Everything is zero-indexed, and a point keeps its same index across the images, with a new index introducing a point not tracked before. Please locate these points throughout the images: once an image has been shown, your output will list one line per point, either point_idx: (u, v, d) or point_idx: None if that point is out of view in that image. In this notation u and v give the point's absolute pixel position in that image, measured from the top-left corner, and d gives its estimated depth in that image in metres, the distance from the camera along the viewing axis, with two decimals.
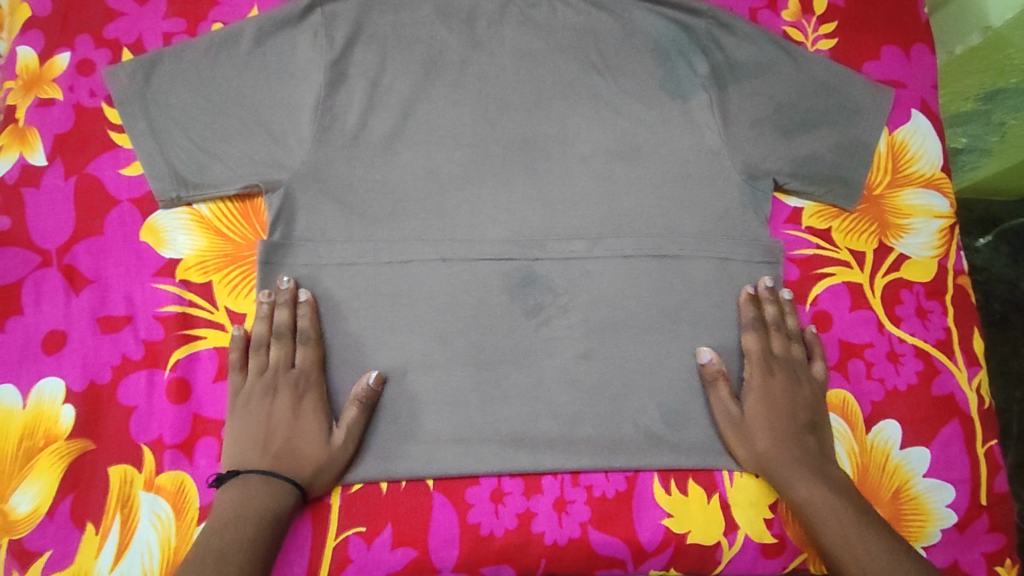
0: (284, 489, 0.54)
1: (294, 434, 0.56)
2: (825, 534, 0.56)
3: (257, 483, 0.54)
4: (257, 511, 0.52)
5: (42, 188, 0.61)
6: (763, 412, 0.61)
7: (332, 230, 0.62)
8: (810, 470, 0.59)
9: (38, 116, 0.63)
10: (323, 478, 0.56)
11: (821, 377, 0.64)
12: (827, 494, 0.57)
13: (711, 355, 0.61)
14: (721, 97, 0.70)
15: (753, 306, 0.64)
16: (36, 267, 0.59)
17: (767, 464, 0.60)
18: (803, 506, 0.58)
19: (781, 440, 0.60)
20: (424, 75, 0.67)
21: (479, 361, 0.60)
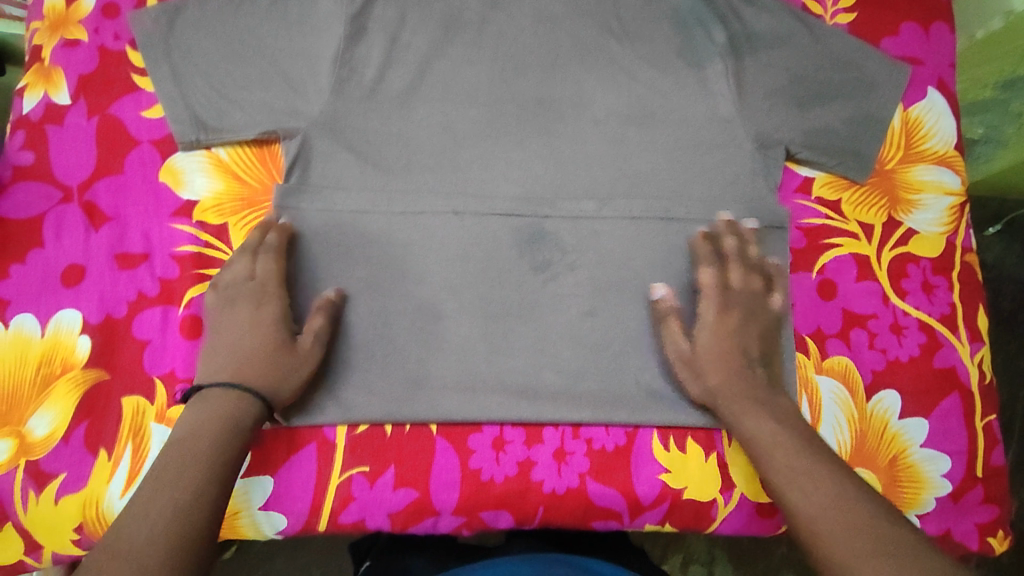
0: (249, 396, 0.52)
1: (259, 341, 0.55)
2: (772, 472, 0.53)
3: (218, 399, 0.51)
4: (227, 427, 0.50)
5: (66, 126, 0.62)
6: (721, 348, 0.59)
7: (346, 179, 0.63)
8: (761, 405, 0.56)
9: (63, 56, 0.64)
10: (290, 380, 0.55)
11: (777, 311, 0.63)
12: (777, 430, 0.55)
13: (665, 287, 0.62)
14: (737, 66, 0.70)
15: (706, 244, 0.63)
16: (57, 202, 0.61)
17: (715, 398, 0.58)
18: (752, 442, 0.55)
19: (735, 375, 0.58)
20: (442, 33, 0.68)
21: (487, 314, 0.61)
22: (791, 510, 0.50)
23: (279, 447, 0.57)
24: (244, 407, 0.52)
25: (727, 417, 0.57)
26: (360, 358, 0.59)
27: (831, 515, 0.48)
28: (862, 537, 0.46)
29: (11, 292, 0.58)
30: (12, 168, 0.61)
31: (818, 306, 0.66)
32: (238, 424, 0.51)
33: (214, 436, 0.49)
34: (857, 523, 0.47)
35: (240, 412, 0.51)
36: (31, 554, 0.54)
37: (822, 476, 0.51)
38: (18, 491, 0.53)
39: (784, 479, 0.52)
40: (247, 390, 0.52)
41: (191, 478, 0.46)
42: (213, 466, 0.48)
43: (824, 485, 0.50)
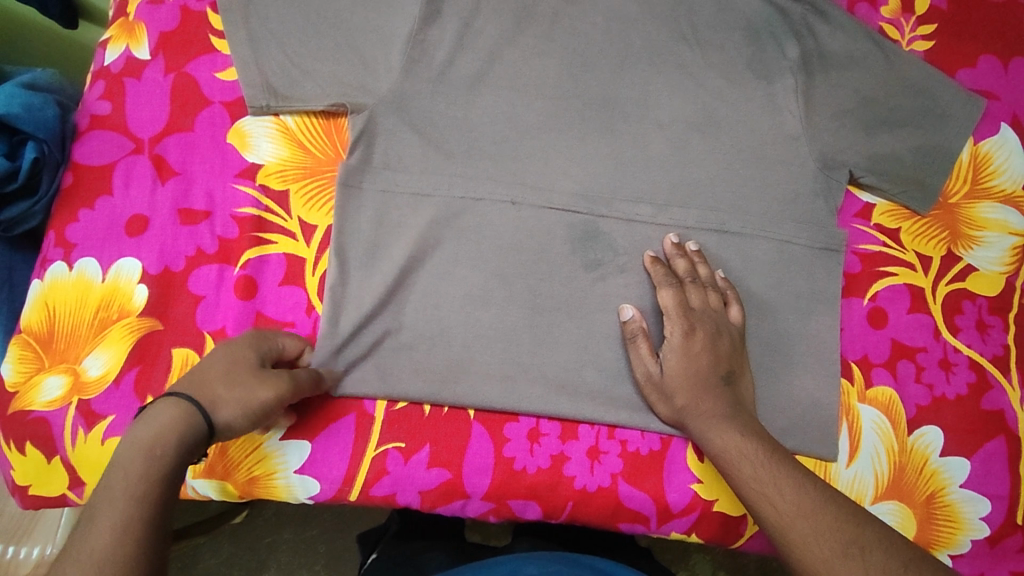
0: (180, 409, 0.44)
1: (217, 360, 0.48)
2: (744, 483, 0.52)
3: (150, 414, 0.44)
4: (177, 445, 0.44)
5: (143, 80, 0.64)
6: (687, 368, 0.58)
7: (408, 160, 0.64)
8: (724, 419, 0.55)
9: (146, 13, 0.65)
10: (234, 399, 0.47)
11: (738, 328, 0.61)
12: (740, 440, 0.54)
13: (631, 309, 0.60)
14: (807, 84, 0.69)
15: (658, 267, 0.62)
16: (128, 153, 0.62)
17: (685, 418, 0.57)
18: (721, 456, 0.54)
19: (702, 396, 0.57)
20: (515, 23, 0.68)
21: (534, 306, 0.62)
22: (762, 511, 0.51)
23: (318, 415, 0.58)
24: (171, 422, 0.44)
25: (696, 435, 0.56)
26: (407, 336, 0.60)
27: (803, 523, 0.48)
28: (830, 543, 0.47)
29: (77, 237, 0.60)
30: (88, 116, 0.63)
31: (866, 333, 0.65)
32: (160, 446, 0.43)
33: (135, 470, 0.42)
34: (829, 526, 0.48)
35: (170, 426, 0.44)
36: (73, 490, 0.56)
37: (793, 478, 0.51)
38: (69, 427, 0.55)
39: (754, 488, 0.52)
40: (181, 401, 0.45)
41: (106, 530, 0.40)
42: (139, 504, 0.41)
43: (795, 491, 0.50)
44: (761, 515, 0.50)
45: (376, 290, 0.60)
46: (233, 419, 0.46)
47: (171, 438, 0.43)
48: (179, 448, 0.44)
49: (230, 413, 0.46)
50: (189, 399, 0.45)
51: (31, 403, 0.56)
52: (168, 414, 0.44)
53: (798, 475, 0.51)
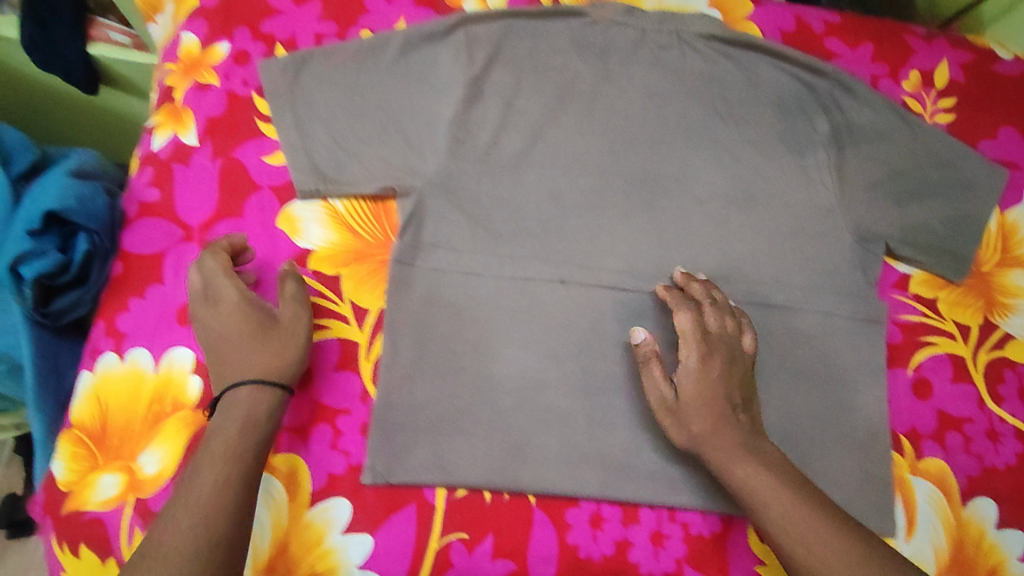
0: (253, 392, 0.52)
1: (261, 313, 0.56)
2: (775, 521, 0.52)
3: (218, 439, 0.49)
4: (261, 418, 0.51)
5: (191, 166, 0.64)
6: (704, 393, 0.57)
7: (457, 241, 0.65)
8: (748, 454, 0.55)
9: (194, 98, 0.66)
10: (290, 359, 0.55)
11: (750, 347, 0.61)
12: (759, 473, 0.54)
13: (643, 334, 0.60)
14: (840, 158, 0.72)
15: (673, 292, 0.63)
16: (178, 241, 0.62)
17: (701, 445, 0.57)
18: (739, 488, 0.54)
19: (720, 424, 0.56)
20: (556, 101, 0.70)
21: (587, 387, 0.63)
22: (792, 555, 0.51)
23: (378, 506, 0.57)
24: (251, 444, 0.50)
25: (718, 464, 0.56)
26: (465, 421, 0.60)
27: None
28: None
29: (128, 326, 0.60)
30: (137, 203, 0.63)
31: (913, 405, 0.66)
32: (256, 418, 0.51)
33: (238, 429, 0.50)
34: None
35: (263, 410, 0.52)
36: None
37: (832, 522, 0.52)
38: (125, 528, 0.54)
39: (786, 527, 0.51)
40: (249, 381, 0.52)
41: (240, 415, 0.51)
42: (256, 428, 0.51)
43: (836, 537, 0.50)
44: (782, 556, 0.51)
45: (434, 376, 0.61)
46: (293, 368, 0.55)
47: (229, 520, 0.46)
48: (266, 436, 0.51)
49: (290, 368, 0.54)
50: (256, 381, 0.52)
51: (86, 503, 0.54)
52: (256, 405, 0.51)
53: (837, 519, 0.52)
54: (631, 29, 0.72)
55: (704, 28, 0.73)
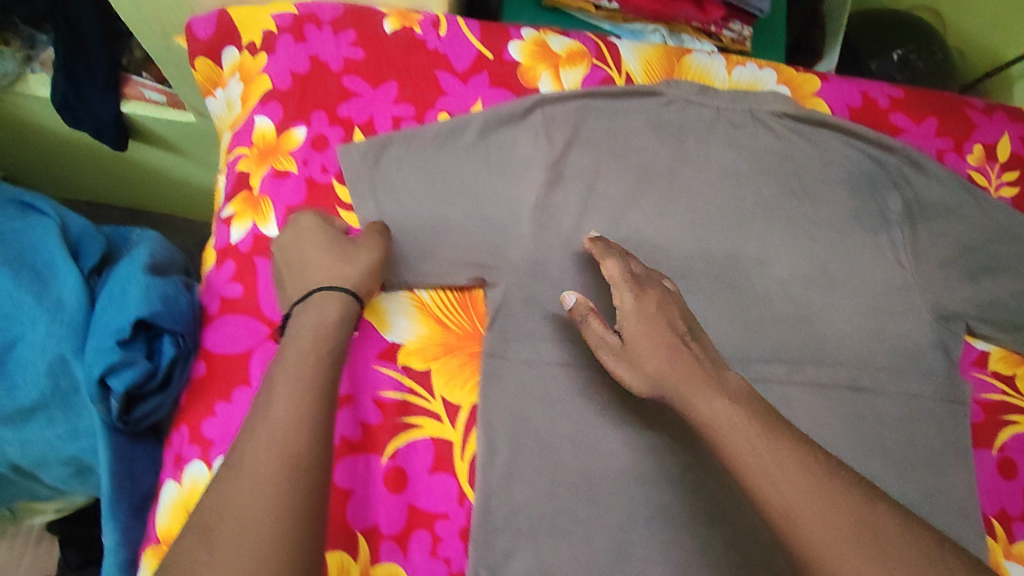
0: (327, 297, 0.54)
1: (331, 236, 0.58)
2: (736, 460, 0.46)
3: (293, 348, 0.50)
4: (329, 317, 0.53)
5: (273, 259, 0.62)
6: (647, 330, 0.55)
7: (546, 331, 0.64)
8: (709, 386, 0.50)
9: (272, 187, 0.64)
10: (361, 270, 0.56)
11: (658, 292, 0.58)
12: (722, 406, 0.49)
13: (572, 297, 0.59)
14: (912, 235, 0.73)
15: (598, 243, 0.63)
16: (264, 338, 0.60)
17: (660, 384, 0.53)
18: (704, 423, 0.49)
19: (670, 356, 0.53)
20: (636, 183, 0.70)
21: (683, 478, 0.62)
22: (762, 490, 0.44)
23: None
24: (323, 348, 0.51)
25: (676, 402, 0.51)
26: (565, 521, 0.59)
27: (797, 506, 0.43)
28: (847, 538, 0.42)
29: (214, 432, 0.57)
30: (219, 299, 0.61)
31: (1000, 486, 0.67)
32: (324, 326, 0.52)
33: (305, 363, 0.49)
34: (811, 511, 0.42)
35: (332, 317, 0.53)
36: None
37: (767, 449, 0.45)
38: None
39: (750, 463, 0.45)
40: (320, 288, 0.54)
41: (306, 342, 0.51)
42: (324, 352, 0.51)
43: (790, 470, 0.44)
44: (759, 501, 0.44)
45: (532, 475, 0.60)
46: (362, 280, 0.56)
47: (307, 441, 0.46)
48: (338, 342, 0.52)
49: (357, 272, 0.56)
50: (331, 291, 0.54)
51: None
52: (326, 304, 0.53)
53: (768, 446, 0.45)
54: (707, 109, 0.72)
55: (778, 106, 0.73)
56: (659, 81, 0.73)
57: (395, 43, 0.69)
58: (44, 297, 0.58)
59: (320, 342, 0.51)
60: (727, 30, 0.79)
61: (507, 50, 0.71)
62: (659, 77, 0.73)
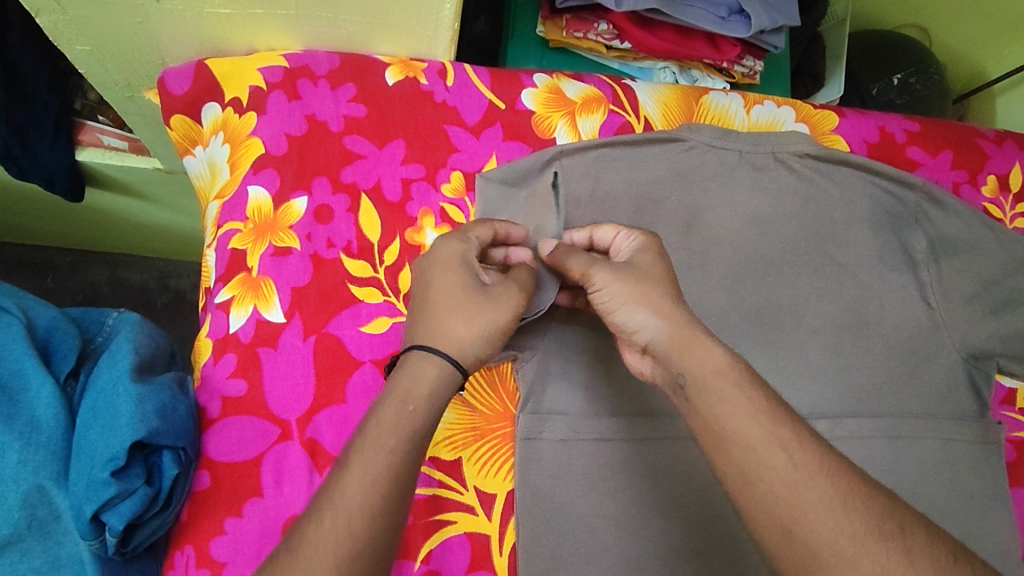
0: (432, 364, 0.48)
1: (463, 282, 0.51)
2: (730, 422, 0.42)
3: (373, 422, 0.45)
4: (424, 385, 0.47)
5: (280, 348, 0.56)
6: (658, 270, 0.50)
7: (579, 404, 0.60)
8: (717, 340, 0.46)
9: (272, 266, 0.58)
10: (476, 333, 0.49)
11: (653, 241, 0.53)
12: (733, 362, 0.44)
13: (549, 242, 0.56)
14: (938, 272, 0.71)
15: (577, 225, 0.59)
16: (275, 440, 0.54)
17: (666, 325, 0.46)
18: (704, 377, 0.44)
19: (677, 301, 0.48)
20: (662, 235, 0.66)
21: (735, 555, 0.58)
22: (767, 465, 0.40)
23: None
24: (405, 425, 0.45)
25: (666, 359, 0.46)
26: None
27: (809, 487, 0.40)
28: (860, 515, 0.39)
29: (225, 553, 0.51)
30: (220, 398, 0.54)
31: None
32: (414, 392, 0.46)
33: (383, 442, 0.44)
34: (825, 495, 0.39)
35: (425, 389, 0.47)
36: None
37: (781, 423, 0.42)
38: None
39: (756, 429, 0.41)
40: (418, 347, 0.49)
41: (387, 416, 0.45)
42: (409, 433, 0.45)
43: (804, 449, 0.41)
44: (760, 475, 0.40)
45: (581, 566, 0.55)
46: (482, 350, 0.50)
47: (371, 520, 0.42)
48: (421, 417, 0.46)
49: (465, 333, 0.49)
50: (440, 354, 0.48)
51: None
52: (428, 369, 0.47)
53: (786, 423, 0.42)
54: (729, 152, 0.69)
55: (799, 147, 0.71)
56: (679, 125, 0.70)
57: (398, 97, 0.64)
58: (14, 419, 0.50)
59: (403, 419, 0.45)
60: (738, 66, 0.77)
61: (521, 98, 0.67)
62: (678, 121, 0.71)
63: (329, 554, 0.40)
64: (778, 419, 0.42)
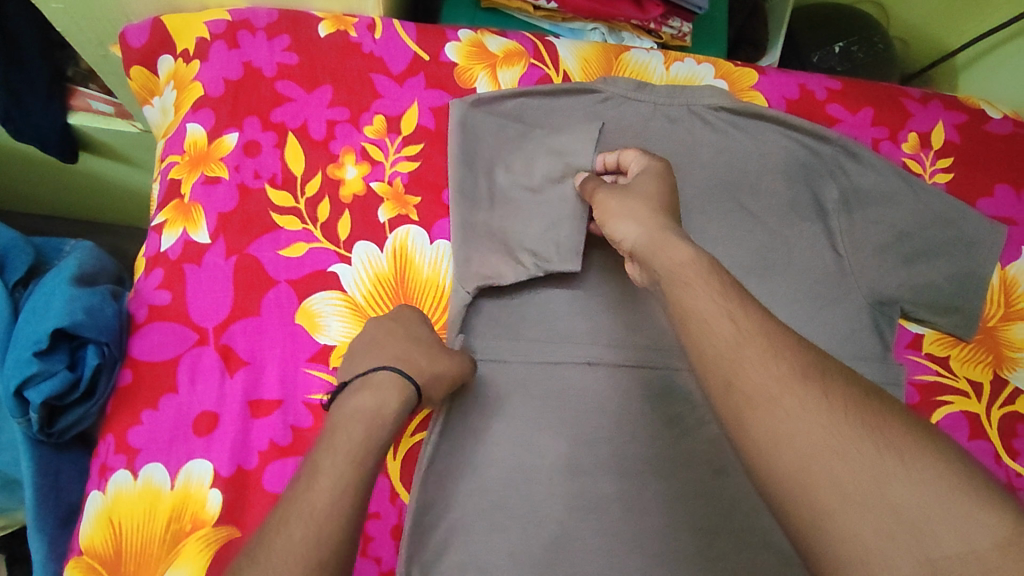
0: (399, 390, 0.52)
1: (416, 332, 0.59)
2: (687, 299, 0.45)
3: (344, 434, 0.48)
4: (388, 409, 0.51)
5: (203, 265, 0.62)
6: (655, 186, 0.57)
7: (480, 328, 0.66)
8: (685, 238, 0.50)
9: (203, 193, 0.64)
10: (435, 370, 0.56)
11: (662, 167, 0.60)
12: (696, 255, 0.48)
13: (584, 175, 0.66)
14: (849, 223, 0.74)
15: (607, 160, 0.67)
16: (192, 345, 0.60)
17: (646, 226, 0.53)
18: (665, 270, 0.48)
19: (663, 211, 0.54)
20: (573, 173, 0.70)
21: (622, 471, 0.62)
22: (714, 330, 0.42)
23: None
24: (372, 442, 0.48)
25: (646, 257, 0.51)
26: (500, 516, 0.58)
27: (748, 345, 0.40)
28: (786, 361, 0.39)
29: (140, 441, 0.57)
30: (147, 306, 0.61)
31: None
32: (381, 415, 0.50)
33: (351, 453, 0.47)
34: (760, 352, 0.40)
35: (390, 412, 0.51)
36: None
37: (735, 300, 0.44)
38: None
39: (708, 304, 0.43)
40: (386, 370, 0.53)
41: (355, 430, 0.49)
42: (375, 447, 0.48)
43: (749, 318, 0.42)
44: (705, 337, 0.42)
45: (469, 475, 0.60)
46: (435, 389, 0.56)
47: (335, 517, 0.43)
48: (383, 439, 0.49)
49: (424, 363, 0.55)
50: (404, 384, 0.53)
51: None
52: (394, 398, 0.52)
53: (737, 299, 0.43)
54: (643, 104, 0.73)
55: (714, 101, 0.74)
56: (596, 79, 0.73)
57: (328, 48, 0.70)
58: None
59: (369, 433, 0.49)
60: (666, 27, 0.80)
61: (444, 51, 0.72)
62: (597, 75, 0.74)
63: (298, 540, 0.41)
64: (733, 293, 0.44)
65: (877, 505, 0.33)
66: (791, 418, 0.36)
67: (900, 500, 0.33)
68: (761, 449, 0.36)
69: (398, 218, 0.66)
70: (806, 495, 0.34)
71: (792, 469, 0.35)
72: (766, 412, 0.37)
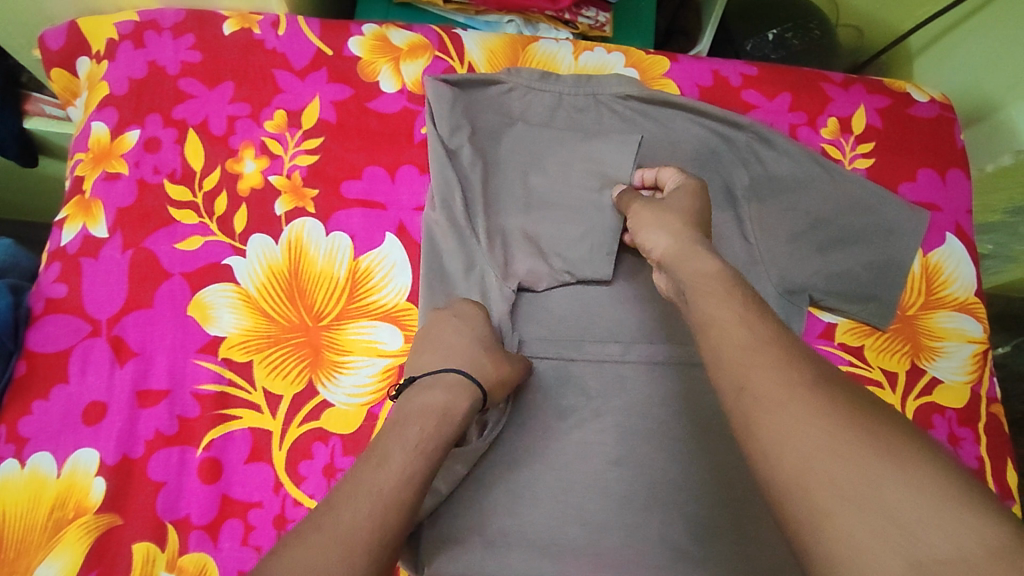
0: (469, 392, 0.55)
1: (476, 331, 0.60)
2: (707, 310, 0.45)
3: (414, 427, 0.50)
4: (459, 408, 0.53)
5: (100, 259, 0.64)
6: (690, 201, 0.59)
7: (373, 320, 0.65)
8: (712, 252, 0.51)
9: (103, 189, 0.66)
10: (499, 376, 0.58)
11: (698, 184, 0.61)
12: (721, 268, 0.48)
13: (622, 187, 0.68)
14: (760, 211, 0.72)
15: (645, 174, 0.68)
16: (85, 336, 0.61)
17: (676, 236, 0.54)
18: (692, 279, 0.48)
19: (695, 225, 0.55)
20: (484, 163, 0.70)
21: (509, 461, 0.61)
22: (725, 336, 0.42)
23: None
24: (438, 438, 0.50)
25: (672, 266, 0.52)
26: None
27: (759, 354, 0.39)
28: (799, 369, 0.38)
29: (30, 430, 0.58)
30: (44, 299, 0.62)
31: None
32: (449, 412, 0.53)
33: (413, 444, 0.49)
34: (773, 359, 0.39)
35: (460, 410, 0.53)
36: None
37: (752, 311, 0.43)
38: None
39: (728, 313, 0.43)
40: (458, 371, 0.55)
41: (421, 423, 0.51)
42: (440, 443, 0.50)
43: (765, 326, 0.42)
44: (717, 344, 0.42)
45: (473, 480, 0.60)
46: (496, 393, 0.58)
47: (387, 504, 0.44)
48: (450, 436, 0.52)
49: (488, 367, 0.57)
50: (472, 385, 0.55)
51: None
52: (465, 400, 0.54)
53: (758, 310, 0.43)
54: (547, 94, 0.73)
55: (621, 89, 0.73)
56: (500, 70, 0.74)
57: (232, 46, 0.71)
58: None
59: (434, 428, 0.51)
60: (581, 17, 0.81)
61: (347, 46, 0.72)
62: (502, 66, 0.74)
63: (362, 518, 0.43)
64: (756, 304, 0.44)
65: (869, 505, 0.31)
66: (794, 423, 0.35)
67: (892, 504, 0.30)
68: (765, 455, 0.35)
69: (294, 211, 0.67)
70: (805, 503, 0.32)
71: (790, 473, 0.34)
72: (771, 417, 0.36)
